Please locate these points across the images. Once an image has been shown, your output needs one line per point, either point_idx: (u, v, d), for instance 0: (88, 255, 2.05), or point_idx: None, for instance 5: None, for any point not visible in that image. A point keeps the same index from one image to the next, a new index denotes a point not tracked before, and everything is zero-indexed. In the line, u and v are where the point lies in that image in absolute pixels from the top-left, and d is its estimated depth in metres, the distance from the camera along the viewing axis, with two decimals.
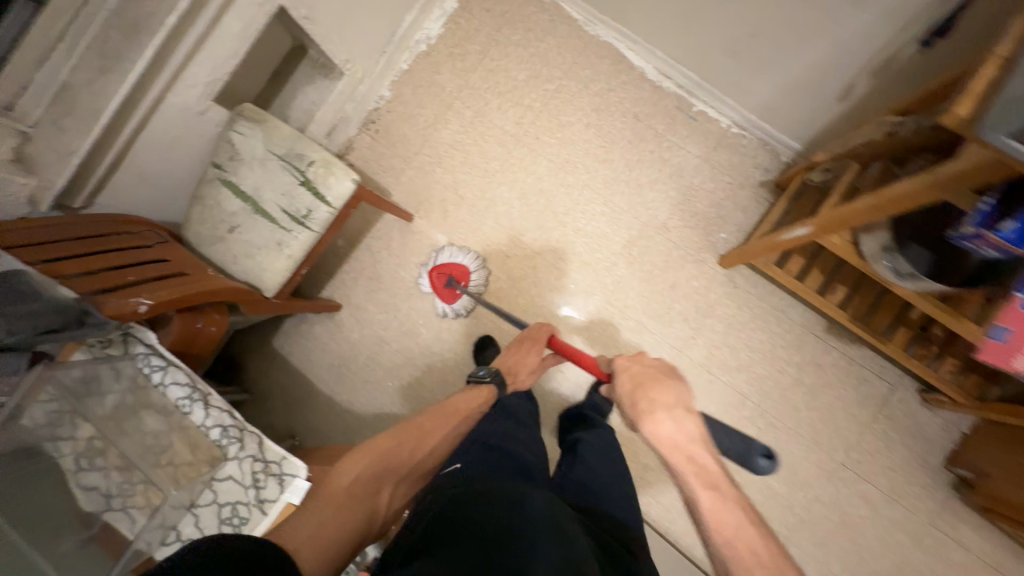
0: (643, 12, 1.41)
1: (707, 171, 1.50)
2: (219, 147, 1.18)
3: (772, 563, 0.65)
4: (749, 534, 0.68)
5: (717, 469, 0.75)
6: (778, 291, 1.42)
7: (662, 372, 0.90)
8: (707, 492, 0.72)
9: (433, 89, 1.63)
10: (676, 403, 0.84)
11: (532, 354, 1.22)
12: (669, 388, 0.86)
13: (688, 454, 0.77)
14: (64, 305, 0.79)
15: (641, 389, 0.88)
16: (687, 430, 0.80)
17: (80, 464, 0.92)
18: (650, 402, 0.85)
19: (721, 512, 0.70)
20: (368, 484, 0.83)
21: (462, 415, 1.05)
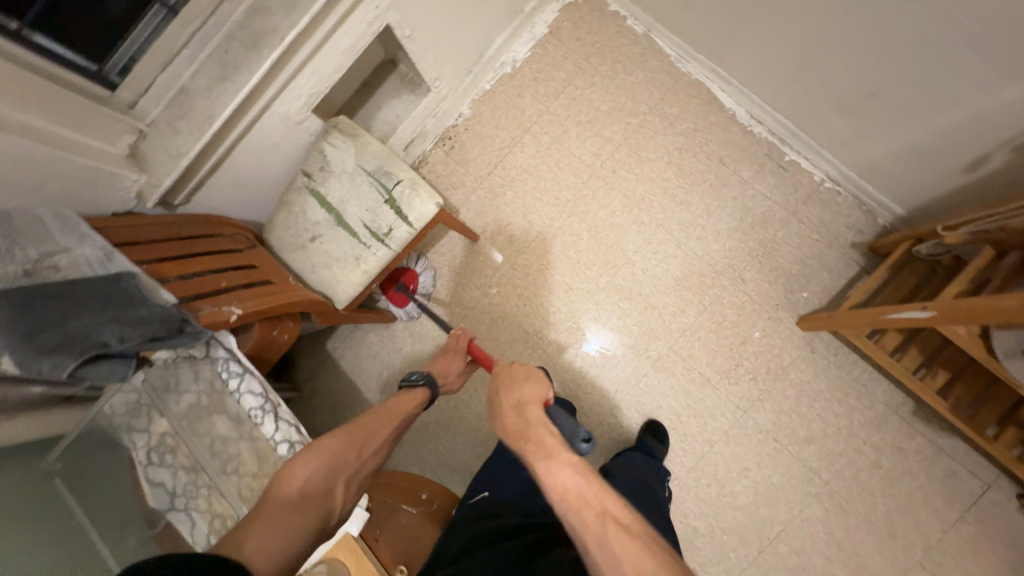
0: (744, 55, 1.36)
1: (793, 225, 1.42)
2: (311, 156, 1.20)
3: (597, 507, 0.68)
4: (578, 482, 0.71)
5: (551, 441, 0.80)
6: (860, 361, 1.33)
7: (517, 374, 0.95)
8: (540, 461, 0.76)
9: (513, 112, 1.62)
10: (521, 400, 0.90)
11: (457, 360, 1.19)
12: (517, 389, 0.92)
13: (524, 438, 0.82)
14: (169, 314, 0.77)
15: (499, 394, 0.93)
16: (527, 418, 0.86)
17: (151, 458, 0.93)
18: (500, 404, 0.91)
19: (553, 473, 0.73)
20: (320, 484, 0.79)
21: (407, 409, 1.00)
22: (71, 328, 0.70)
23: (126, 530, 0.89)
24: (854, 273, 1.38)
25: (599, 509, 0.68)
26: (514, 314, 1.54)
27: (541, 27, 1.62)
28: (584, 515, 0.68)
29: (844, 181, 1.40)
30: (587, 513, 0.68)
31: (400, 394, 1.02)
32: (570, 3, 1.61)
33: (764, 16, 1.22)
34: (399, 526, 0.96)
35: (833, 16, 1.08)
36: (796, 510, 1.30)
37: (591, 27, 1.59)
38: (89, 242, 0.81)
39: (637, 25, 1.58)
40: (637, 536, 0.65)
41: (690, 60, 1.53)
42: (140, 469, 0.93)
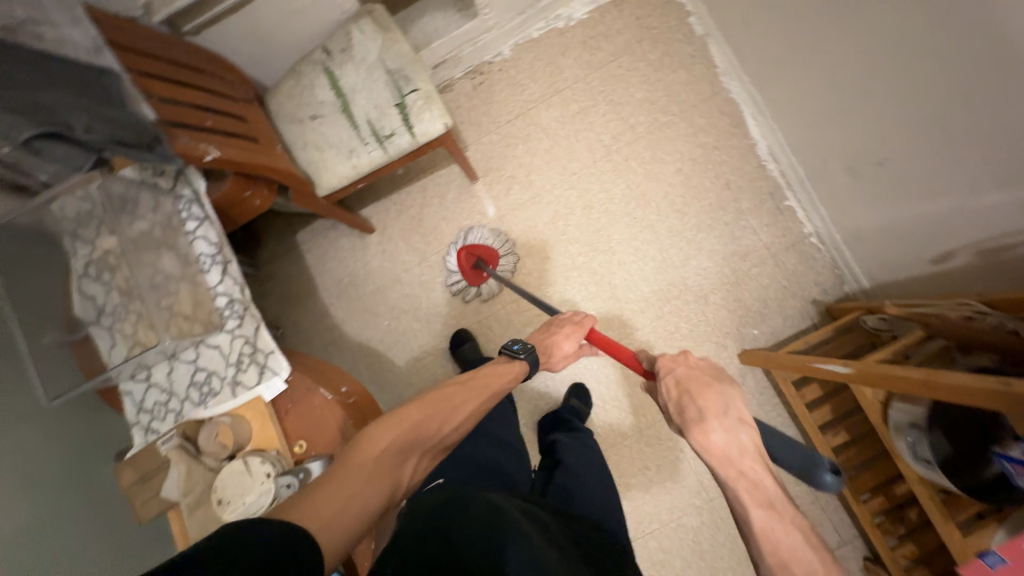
0: (783, 91, 1.37)
1: (768, 266, 1.47)
2: (336, 35, 1.16)
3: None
4: (810, 558, 0.62)
5: (774, 485, 0.67)
6: (780, 406, 1.42)
7: (714, 376, 0.79)
8: (756, 508, 0.65)
9: (551, 68, 1.59)
10: (729, 410, 0.73)
11: (571, 343, 1.08)
12: (716, 393, 0.75)
13: (739, 467, 0.68)
14: (143, 127, 0.76)
15: (687, 396, 0.78)
16: (741, 442, 0.70)
17: (89, 271, 0.93)
18: (697, 408, 0.75)
19: (777, 535, 0.64)
20: (397, 452, 0.75)
21: (490, 389, 0.94)
22: (39, 98, 0.67)
23: (42, 326, 0.87)
24: (805, 326, 1.45)
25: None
26: None
27: None
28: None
29: (828, 241, 1.46)
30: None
31: (484, 374, 0.97)
32: None
33: (810, 58, 1.22)
34: (314, 410, 0.92)
35: (868, 81, 1.10)
36: (676, 515, 1.42)
37: (653, 11, 1.57)
38: (81, 27, 0.76)
39: (698, 25, 1.56)
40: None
41: (735, 79, 1.53)
42: (74, 278, 0.93)
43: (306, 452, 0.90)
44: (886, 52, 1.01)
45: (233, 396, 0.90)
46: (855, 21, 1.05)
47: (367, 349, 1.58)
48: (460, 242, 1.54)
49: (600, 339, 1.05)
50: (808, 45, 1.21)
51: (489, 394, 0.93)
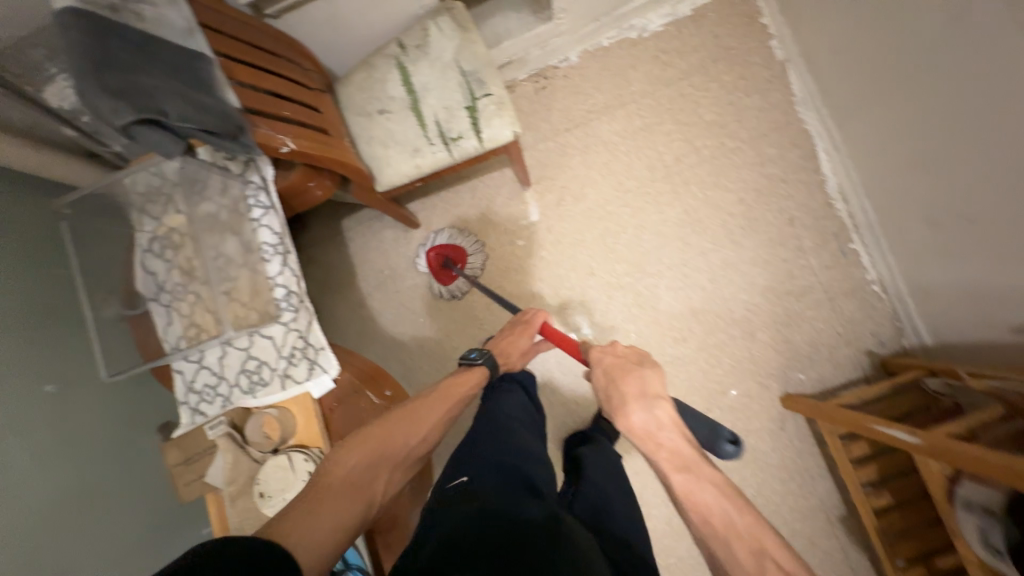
0: (864, 129, 1.31)
1: (823, 310, 1.41)
2: (413, 30, 1.14)
3: (753, 545, 0.65)
4: (725, 507, 0.69)
5: (690, 450, 0.76)
6: (818, 456, 1.36)
7: (631, 360, 0.90)
8: (677, 473, 0.73)
9: (618, 80, 1.55)
10: (644, 391, 0.84)
11: (523, 339, 1.12)
12: (635, 376, 0.87)
13: (655, 439, 0.78)
14: (229, 115, 0.74)
15: (613, 381, 0.88)
16: (658, 416, 0.80)
17: (153, 246, 0.94)
18: (620, 393, 0.86)
19: (695, 494, 0.71)
20: (366, 474, 0.78)
21: (455, 397, 0.95)
22: (138, 82, 0.67)
23: (105, 298, 0.89)
24: (855, 377, 1.39)
25: (754, 546, 0.65)
26: (530, 273, 1.53)
27: (685, 7, 1.53)
28: (736, 551, 0.65)
29: (891, 291, 1.38)
30: (741, 548, 0.65)
31: (449, 385, 0.97)
32: None
33: (896, 99, 1.16)
34: (360, 410, 0.92)
35: (957, 131, 1.03)
36: (695, 552, 1.38)
37: (733, 30, 1.51)
38: (178, 7, 0.74)
39: (779, 50, 1.49)
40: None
41: (811, 110, 1.46)
42: (138, 252, 0.94)
43: None
44: (984, 107, 0.95)
45: (282, 389, 0.90)
46: (946, 70, 1.00)
47: (400, 345, 1.58)
48: (430, 243, 1.55)
49: (550, 333, 1.09)
50: (896, 86, 1.15)
51: (454, 402, 0.93)
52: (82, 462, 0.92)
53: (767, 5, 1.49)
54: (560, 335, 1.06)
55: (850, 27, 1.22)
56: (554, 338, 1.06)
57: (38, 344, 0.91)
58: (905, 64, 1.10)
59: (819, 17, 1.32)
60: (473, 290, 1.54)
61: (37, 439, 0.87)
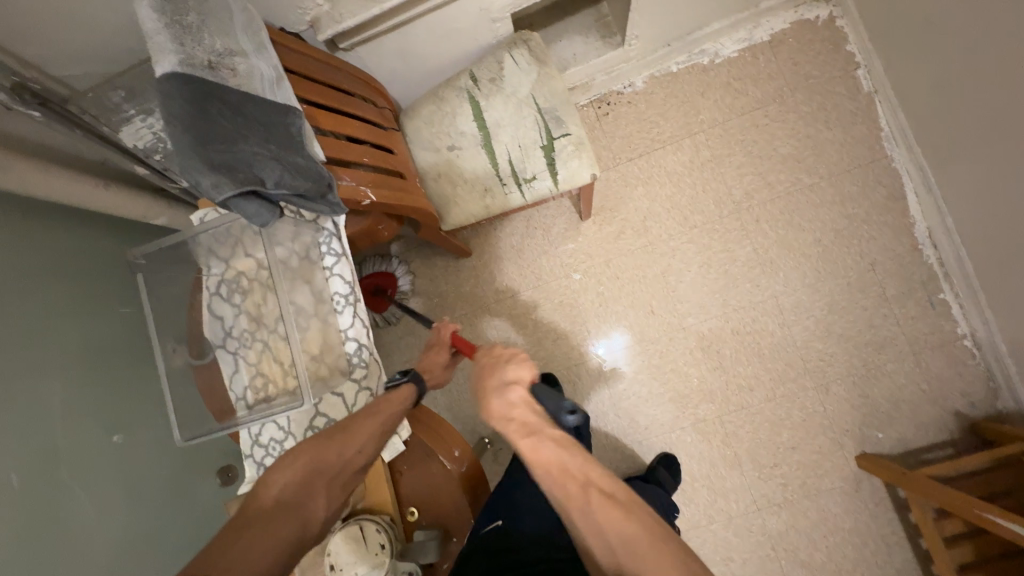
0: (961, 175, 1.20)
1: (906, 364, 1.31)
2: (486, 61, 1.07)
3: (581, 479, 0.67)
4: (562, 457, 0.69)
5: (534, 416, 0.75)
6: (896, 522, 1.28)
7: (498, 359, 0.82)
8: (523, 440, 0.72)
9: (686, 107, 1.46)
10: (501, 380, 0.78)
11: (443, 352, 0.97)
12: (498, 364, 0.81)
13: (507, 417, 0.75)
14: (317, 173, 0.67)
15: (481, 376, 0.81)
16: (510, 398, 0.76)
17: (221, 290, 0.90)
18: (479, 383, 0.80)
19: (539, 452, 0.70)
20: (298, 493, 0.69)
21: (392, 407, 0.80)
22: (238, 151, 0.59)
23: (173, 349, 0.86)
24: (940, 439, 1.28)
25: (582, 480, 0.67)
26: (585, 308, 1.46)
27: (762, 31, 1.43)
28: (567, 484, 0.67)
29: (986, 348, 1.27)
30: (572, 487, 0.67)
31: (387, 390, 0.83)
32: (807, 20, 1.41)
33: (995, 147, 1.08)
34: (430, 472, 0.85)
35: None
36: None
37: (815, 57, 1.41)
38: (266, 57, 0.68)
39: (865, 79, 1.39)
40: (629, 512, 0.63)
41: (900, 146, 1.35)
42: (206, 295, 0.90)
43: (417, 520, 0.84)
44: None
45: None
46: None
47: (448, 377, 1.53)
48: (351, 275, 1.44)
49: (459, 340, 0.96)
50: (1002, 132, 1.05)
51: (389, 411, 0.78)
52: (144, 512, 0.89)
53: (855, 29, 1.38)
54: (464, 341, 0.95)
55: (950, 64, 1.12)
56: (461, 346, 0.95)
57: (107, 387, 0.90)
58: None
59: (916, 50, 1.21)
60: (527, 326, 1.47)
61: (101, 489, 0.84)
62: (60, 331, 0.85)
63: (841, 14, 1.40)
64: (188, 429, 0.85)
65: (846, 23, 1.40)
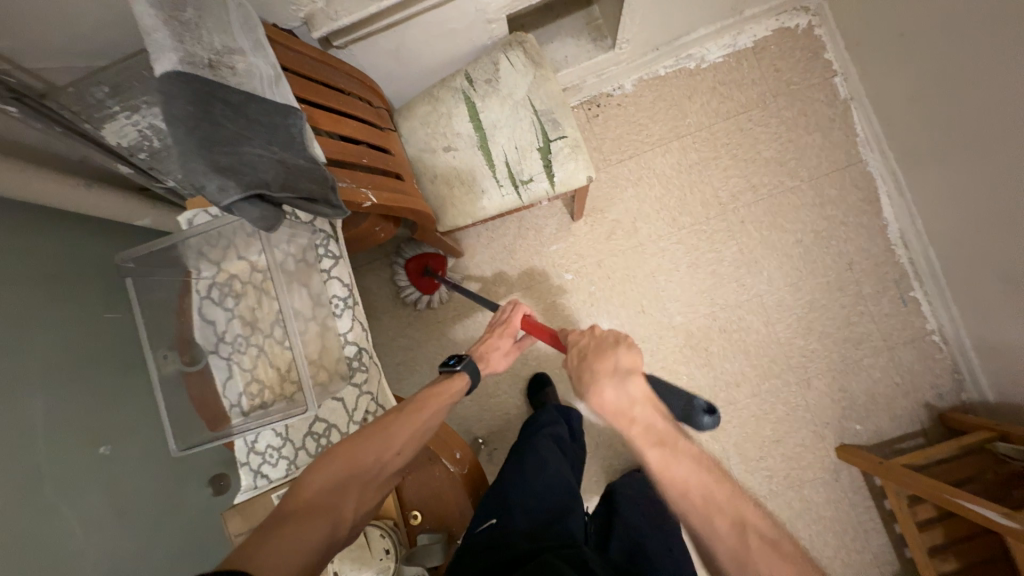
0: (931, 180, 1.27)
1: (881, 358, 1.38)
2: (481, 62, 1.07)
3: (733, 515, 0.64)
4: (705, 479, 0.67)
5: (666, 428, 0.73)
6: (873, 509, 1.35)
7: (607, 343, 0.84)
8: (652, 449, 0.70)
9: (675, 110, 1.49)
10: (618, 367, 0.80)
11: (506, 339, 1.00)
12: (610, 353, 0.83)
13: (629, 417, 0.74)
14: (322, 176, 0.65)
15: (589, 361, 0.83)
16: (632, 391, 0.77)
17: (212, 294, 0.87)
18: (593, 372, 0.81)
19: (677, 472, 0.68)
20: (336, 489, 0.71)
21: (431, 408, 0.82)
22: (242, 153, 0.58)
23: (165, 356, 0.83)
24: (911, 429, 1.36)
25: (735, 518, 0.64)
26: (578, 308, 1.48)
27: (746, 38, 1.47)
28: (715, 520, 0.64)
29: (952, 342, 1.35)
30: (720, 521, 0.64)
31: (432, 386, 0.86)
32: (788, 28, 1.47)
33: (965, 154, 1.14)
34: (434, 474, 0.85)
35: None
36: None
37: (796, 65, 1.46)
38: (263, 55, 0.66)
39: (842, 87, 1.45)
40: (791, 561, 0.60)
41: (875, 151, 1.42)
42: (196, 299, 0.87)
43: (421, 524, 0.84)
44: None
45: None
46: None
47: None
48: (406, 251, 1.42)
49: (529, 326, 0.99)
50: (968, 139, 1.12)
51: (430, 412, 0.81)
52: (131, 527, 0.86)
53: (833, 38, 1.44)
54: (535, 326, 0.98)
55: (923, 75, 1.18)
56: (530, 330, 0.98)
57: (88, 398, 0.86)
58: (987, 121, 1.06)
59: (889, 60, 1.27)
60: None
61: (86, 504, 0.80)
62: (38, 340, 0.80)
63: (820, 23, 1.46)
64: (182, 440, 0.82)
65: (824, 32, 1.46)
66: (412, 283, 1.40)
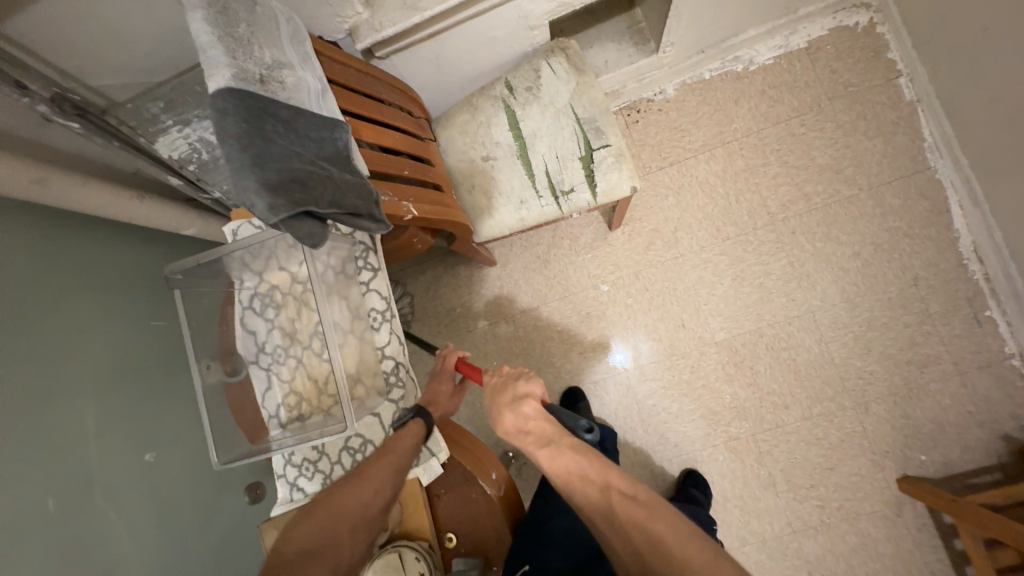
0: (1014, 188, 1.15)
1: (950, 383, 1.26)
2: (522, 69, 1.04)
3: (601, 483, 0.72)
4: (579, 461, 0.74)
5: (551, 427, 0.79)
6: (941, 549, 1.23)
7: (506, 377, 0.86)
8: (542, 449, 0.77)
9: (719, 114, 1.42)
10: (515, 394, 0.83)
11: (446, 381, 0.93)
12: (508, 386, 0.85)
13: (523, 430, 0.80)
14: (367, 191, 0.64)
15: (493, 395, 0.85)
16: (524, 412, 0.80)
17: (254, 304, 0.88)
18: (493, 404, 0.85)
19: (556, 458, 0.76)
20: (319, 540, 0.73)
21: (401, 448, 0.78)
22: (292, 169, 0.56)
23: (208, 365, 0.83)
24: (987, 463, 1.23)
25: (603, 485, 0.71)
26: (613, 321, 1.42)
27: (798, 38, 1.39)
28: (587, 490, 0.72)
29: None
30: (593, 490, 0.71)
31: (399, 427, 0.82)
32: (846, 27, 1.37)
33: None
34: (461, 498, 0.82)
35: None
36: None
37: (854, 65, 1.37)
38: (309, 69, 0.66)
39: (908, 88, 1.34)
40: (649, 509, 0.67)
41: (944, 157, 1.31)
42: (238, 309, 0.88)
43: (456, 547, 0.82)
44: None
45: None
46: None
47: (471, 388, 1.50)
48: None
49: (465, 368, 0.93)
50: None
51: (396, 453, 0.77)
52: (171, 535, 0.87)
53: (898, 36, 1.34)
54: (469, 366, 0.92)
55: (1009, 75, 1.07)
56: (466, 371, 0.93)
57: (136, 403, 0.88)
58: None
59: (966, 58, 1.17)
60: (553, 338, 1.43)
61: (130, 510, 0.81)
62: (91, 349, 0.83)
63: (882, 20, 1.36)
64: (223, 453, 0.82)
65: (887, 30, 1.36)
66: None
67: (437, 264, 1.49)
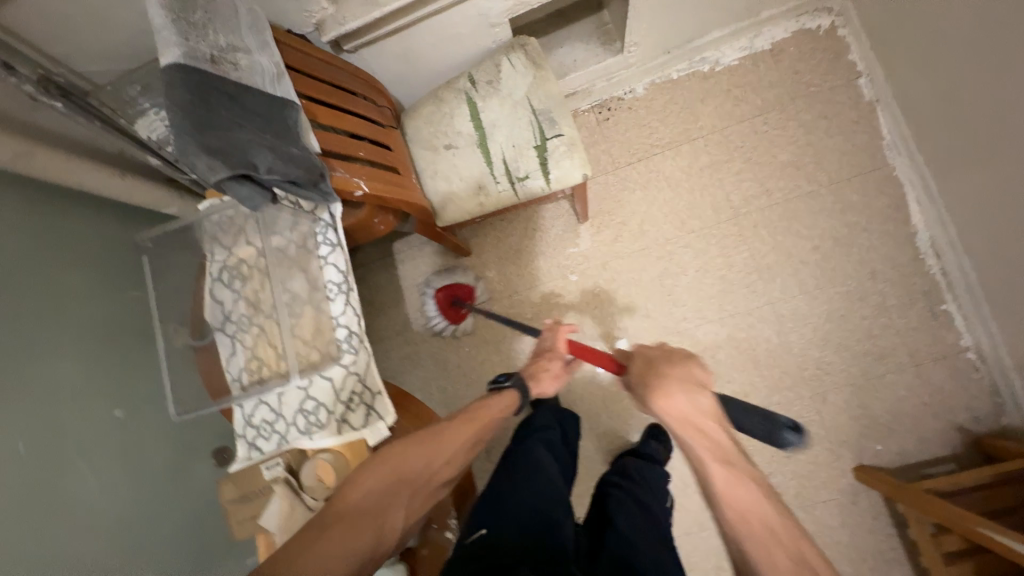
0: (963, 184, 1.19)
1: (907, 375, 1.29)
2: (485, 64, 1.11)
3: (785, 540, 0.61)
4: (761, 504, 0.63)
5: (734, 446, 0.68)
6: (896, 537, 1.24)
7: (666, 356, 0.78)
8: (715, 463, 0.66)
9: (686, 112, 1.47)
10: (691, 380, 0.73)
11: (557, 361, 0.94)
12: (683, 370, 0.74)
13: (699, 429, 0.69)
14: (313, 164, 0.70)
15: (647, 375, 0.76)
16: (701, 405, 0.70)
17: (223, 276, 0.94)
18: (660, 379, 0.74)
19: (735, 490, 0.64)
20: (380, 497, 0.74)
21: (483, 423, 0.84)
22: (233, 138, 0.64)
23: (176, 329, 0.93)
24: (942, 454, 1.26)
25: (795, 552, 0.60)
26: (581, 310, 1.46)
27: (762, 40, 1.44)
28: (773, 550, 0.60)
29: (991, 360, 1.24)
30: (780, 553, 0.60)
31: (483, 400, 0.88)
32: (809, 30, 1.42)
33: (993, 157, 1.07)
34: None
35: None
36: None
37: (816, 66, 1.41)
38: (268, 53, 0.73)
39: (867, 88, 1.39)
40: None
41: (901, 155, 1.35)
42: (208, 280, 0.95)
43: None
44: None
45: (337, 434, 0.87)
46: None
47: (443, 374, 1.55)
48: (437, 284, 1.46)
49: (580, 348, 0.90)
50: (996, 141, 1.05)
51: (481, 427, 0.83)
52: (142, 489, 0.93)
53: (858, 39, 1.39)
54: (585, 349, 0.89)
55: (954, 74, 1.11)
56: (586, 355, 0.89)
57: (115, 365, 0.95)
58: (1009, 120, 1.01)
59: (915, 57, 1.21)
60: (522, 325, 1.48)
61: (101, 461, 0.88)
62: (79, 314, 0.92)
63: (843, 23, 1.41)
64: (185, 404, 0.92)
65: (848, 33, 1.40)
66: (439, 313, 1.42)
67: (415, 253, 1.55)
